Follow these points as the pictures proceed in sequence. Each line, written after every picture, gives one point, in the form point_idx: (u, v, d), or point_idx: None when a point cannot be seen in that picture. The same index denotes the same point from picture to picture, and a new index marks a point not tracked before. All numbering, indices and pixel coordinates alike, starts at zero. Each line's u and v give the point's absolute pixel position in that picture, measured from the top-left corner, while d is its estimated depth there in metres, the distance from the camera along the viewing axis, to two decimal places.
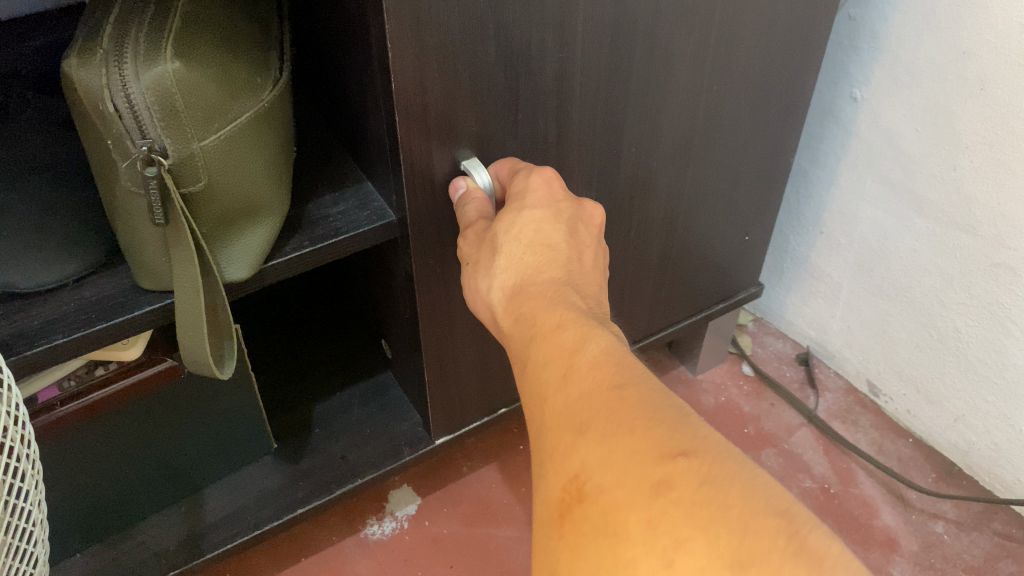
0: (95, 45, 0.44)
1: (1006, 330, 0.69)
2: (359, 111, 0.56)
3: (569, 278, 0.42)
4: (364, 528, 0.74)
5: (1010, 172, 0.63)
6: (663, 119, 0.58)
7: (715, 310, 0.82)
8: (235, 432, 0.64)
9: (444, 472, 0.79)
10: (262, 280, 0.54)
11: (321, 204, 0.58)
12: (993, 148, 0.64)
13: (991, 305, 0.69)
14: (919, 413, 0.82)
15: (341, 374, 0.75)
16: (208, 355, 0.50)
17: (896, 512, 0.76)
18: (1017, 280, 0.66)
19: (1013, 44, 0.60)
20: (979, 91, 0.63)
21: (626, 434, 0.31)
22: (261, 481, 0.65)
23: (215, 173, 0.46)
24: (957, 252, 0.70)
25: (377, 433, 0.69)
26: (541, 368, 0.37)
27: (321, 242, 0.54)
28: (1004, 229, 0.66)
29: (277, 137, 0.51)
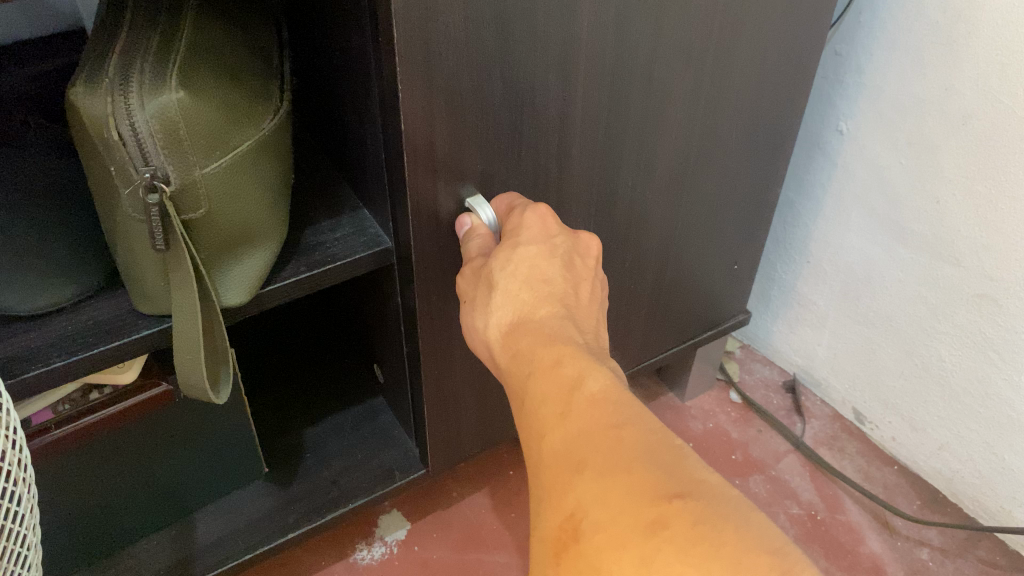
0: (101, 75, 0.45)
1: (989, 359, 0.70)
2: (357, 139, 0.57)
3: (567, 313, 0.43)
4: (353, 553, 0.74)
5: (992, 205, 0.65)
6: (660, 152, 0.59)
7: (704, 338, 0.83)
8: (228, 455, 0.64)
9: (435, 497, 0.79)
10: (258, 305, 0.54)
11: (317, 231, 0.59)
12: (975, 181, 0.66)
13: (975, 336, 0.71)
14: (903, 441, 0.83)
15: (333, 399, 0.75)
16: (203, 380, 0.51)
17: (882, 538, 0.77)
18: (999, 311, 0.68)
19: (993, 84, 0.62)
20: (962, 126, 0.65)
21: (623, 473, 0.32)
22: (253, 505, 0.65)
23: (215, 200, 0.47)
24: (941, 283, 0.72)
25: (369, 458, 0.69)
26: (539, 404, 0.37)
27: (318, 268, 0.55)
28: (987, 261, 0.67)
29: (276, 164, 0.52)
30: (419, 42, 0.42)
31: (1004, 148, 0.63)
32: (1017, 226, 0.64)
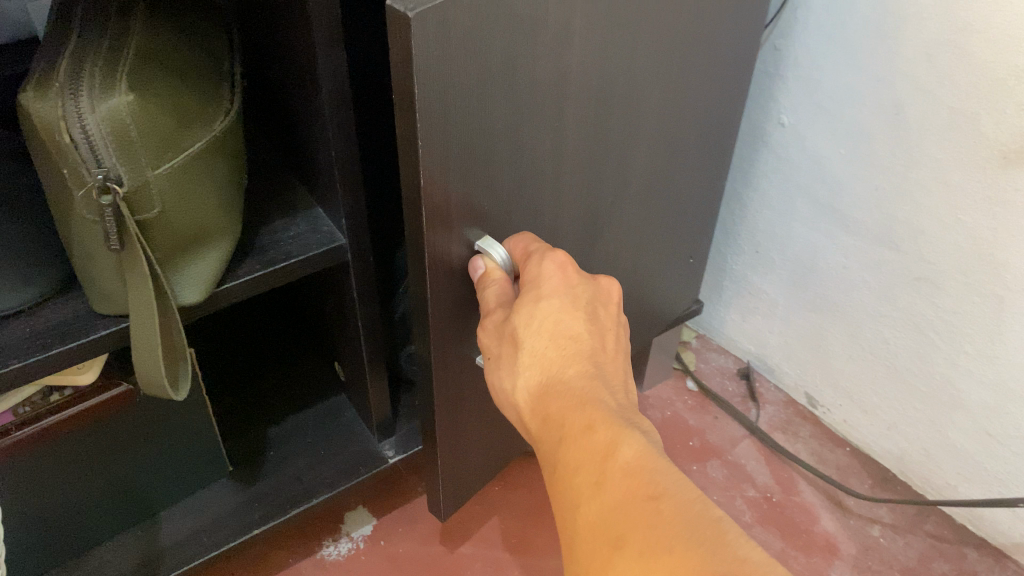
0: (50, 80, 0.44)
1: (929, 340, 0.73)
2: (308, 139, 0.57)
3: (596, 371, 0.40)
4: (319, 549, 0.74)
5: (925, 189, 0.68)
6: (633, 169, 0.58)
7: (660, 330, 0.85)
8: (191, 453, 0.63)
9: (401, 491, 0.80)
10: (215, 304, 0.54)
11: (272, 229, 0.59)
12: (910, 169, 0.68)
13: (915, 318, 0.73)
14: (854, 423, 0.85)
15: (295, 398, 0.75)
16: (163, 377, 0.50)
17: (836, 517, 0.79)
18: (938, 292, 0.70)
19: (921, 73, 0.64)
20: (896, 117, 0.67)
21: (663, 554, 0.31)
22: (217, 504, 0.65)
23: (169, 201, 0.46)
24: (882, 268, 0.74)
25: (332, 455, 0.69)
26: (572, 473, 0.36)
27: (272, 266, 0.55)
28: (923, 245, 0.70)
29: (228, 165, 0.52)
30: (440, 93, 0.37)
31: (936, 137, 0.65)
32: (949, 211, 0.67)
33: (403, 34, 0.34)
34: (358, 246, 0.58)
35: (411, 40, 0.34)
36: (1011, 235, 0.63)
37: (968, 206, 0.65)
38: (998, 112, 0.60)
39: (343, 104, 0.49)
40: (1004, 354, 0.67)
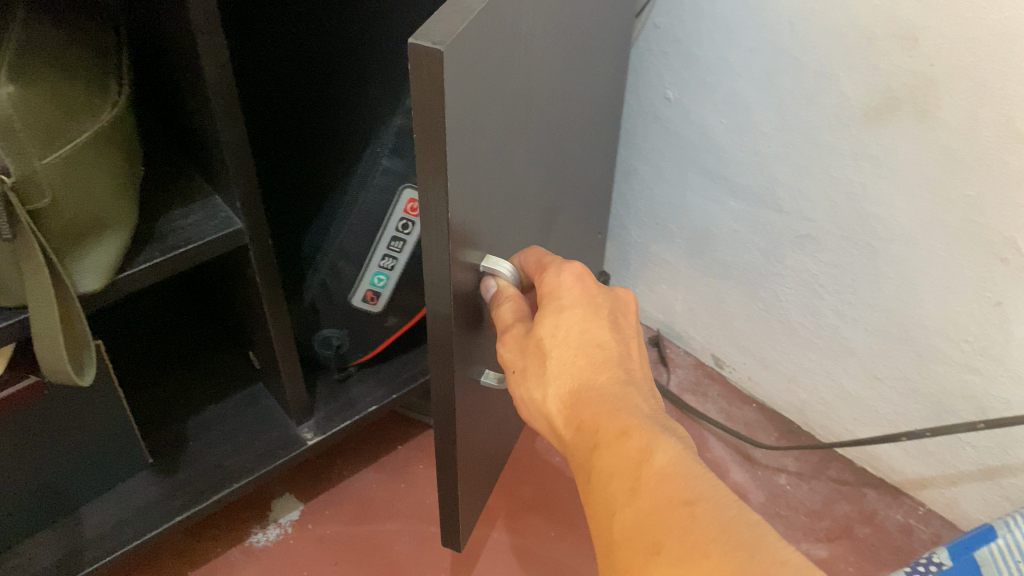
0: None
1: (818, 295, 0.73)
2: (183, 111, 0.51)
3: (627, 378, 0.41)
4: (248, 536, 0.73)
5: (801, 151, 0.66)
6: (565, 148, 0.57)
7: None
8: (108, 445, 0.60)
9: (326, 476, 0.79)
10: (113, 296, 0.47)
11: (164, 212, 0.51)
12: (784, 132, 0.66)
13: (805, 275, 0.73)
14: (758, 379, 0.89)
15: (211, 388, 0.72)
16: (66, 364, 0.44)
17: (746, 469, 0.84)
18: (820, 248, 0.70)
19: (787, 41, 0.61)
20: (768, 83, 0.65)
21: (703, 559, 0.31)
22: (137, 496, 0.62)
23: (61, 188, 0.40)
24: (768, 229, 0.73)
25: (251, 440, 0.67)
26: (606, 479, 0.36)
27: (173, 251, 0.48)
28: (803, 204, 0.68)
29: (122, 142, 0.46)
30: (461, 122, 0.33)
31: (806, 100, 0.63)
32: (823, 168, 0.65)
33: (433, 74, 0.30)
34: (257, 227, 0.50)
35: (438, 77, 0.30)
36: (880, 185, 0.61)
37: (838, 163, 0.63)
38: (857, 72, 0.58)
39: (227, 81, 0.43)
40: (883, 299, 0.67)
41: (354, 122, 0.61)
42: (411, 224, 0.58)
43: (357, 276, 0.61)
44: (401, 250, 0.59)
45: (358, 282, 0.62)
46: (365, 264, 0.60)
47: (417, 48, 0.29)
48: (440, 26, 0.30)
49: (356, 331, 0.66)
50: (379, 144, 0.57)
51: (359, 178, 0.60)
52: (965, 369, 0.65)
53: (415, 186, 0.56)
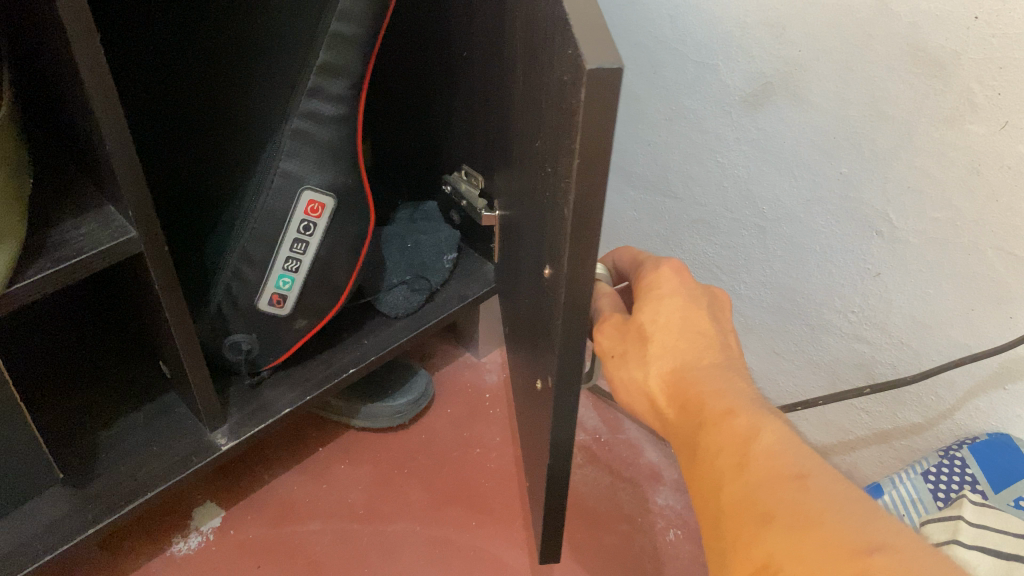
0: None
1: (715, 276, 0.76)
2: (69, 121, 0.51)
3: (728, 363, 0.44)
4: (169, 547, 0.73)
5: (687, 139, 0.69)
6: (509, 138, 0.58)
7: (478, 295, 0.83)
8: (14, 462, 0.58)
9: (245, 483, 0.79)
10: (5, 307, 0.46)
11: (56, 226, 0.50)
12: (674, 122, 0.69)
13: (701, 258, 0.76)
14: None
15: (122, 400, 0.70)
16: None
17: (659, 448, 0.84)
18: (713, 231, 0.73)
19: (667, 34, 0.65)
20: (654, 75, 0.68)
21: (817, 528, 0.34)
22: (47, 512, 0.61)
23: None
24: (664, 215, 0.76)
25: (163, 449, 0.66)
26: (713, 454, 0.40)
27: (65, 262, 0.47)
28: (694, 189, 0.72)
29: (8, 158, 0.45)
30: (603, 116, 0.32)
31: (688, 89, 0.66)
32: (710, 154, 0.68)
33: (608, 93, 0.29)
34: (152, 233, 0.50)
35: (610, 94, 0.29)
36: (764, 170, 0.65)
37: (725, 150, 0.67)
38: (733, 59, 0.62)
39: (106, 86, 0.43)
40: (774, 276, 0.70)
41: (246, 107, 0.60)
42: (311, 224, 0.61)
43: (261, 281, 0.62)
44: (304, 251, 0.62)
45: (263, 285, 0.62)
46: (270, 268, 0.62)
47: (597, 70, 0.29)
48: (597, 47, 0.30)
49: (266, 335, 0.66)
50: (274, 145, 0.58)
51: (255, 175, 0.60)
52: (854, 339, 0.68)
53: (315, 188, 0.59)
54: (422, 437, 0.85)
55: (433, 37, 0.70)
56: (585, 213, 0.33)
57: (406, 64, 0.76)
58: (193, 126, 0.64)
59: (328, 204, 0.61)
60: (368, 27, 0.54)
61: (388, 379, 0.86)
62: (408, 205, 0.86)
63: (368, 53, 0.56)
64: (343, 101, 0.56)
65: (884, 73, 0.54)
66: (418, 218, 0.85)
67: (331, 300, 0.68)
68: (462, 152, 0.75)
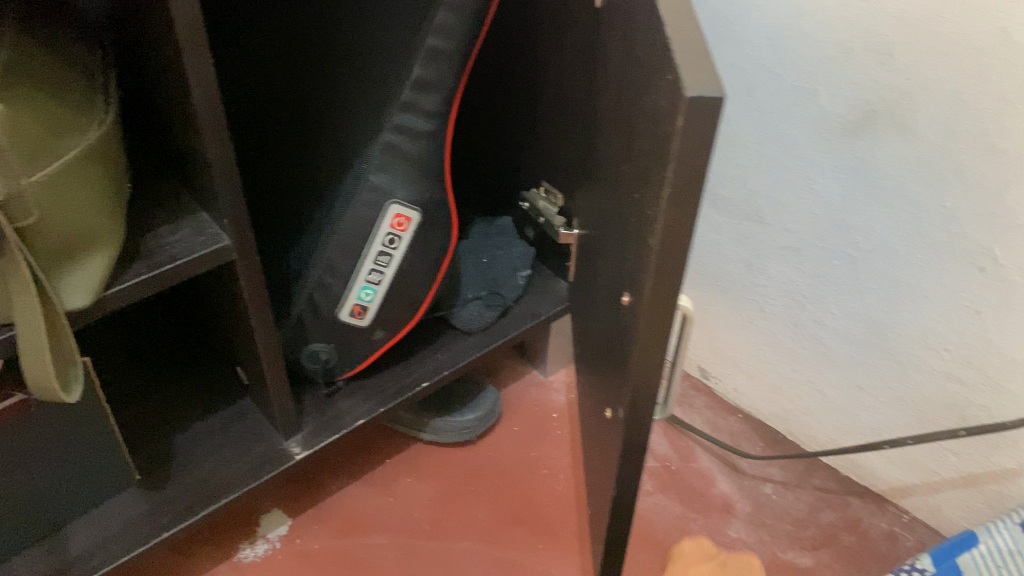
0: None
1: (800, 305, 0.73)
2: (170, 129, 0.51)
3: None
4: (235, 553, 0.73)
5: (778, 163, 0.67)
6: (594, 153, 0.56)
7: (552, 314, 0.82)
8: (94, 461, 0.59)
9: (311, 492, 0.79)
10: (100, 311, 0.47)
11: (152, 232, 0.51)
12: (765, 146, 0.68)
13: (787, 286, 0.73)
14: (744, 390, 0.87)
15: (197, 404, 0.71)
16: (52, 377, 0.43)
17: (731, 479, 0.81)
18: (801, 259, 0.70)
19: (765, 57, 0.64)
20: (748, 98, 0.67)
21: None
22: (122, 514, 0.61)
23: (47, 209, 0.41)
24: (750, 240, 0.74)
25: (236, 455, 0.66)
26: None
27: (159, 269, 0.48)
28: (783, 216, 0.69)
29: (111, 165, 0.46)
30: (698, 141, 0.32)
31: (784, 114, 0.64)
32: (801, 181, 0.66)
33: (708, 117, 0.30)
34: (245, 244, 0.50)
35: (708, 122, 0.30)
36: (859, 200, 0.63)
37: (820, 176, 0.64)
38: (834, 85, 0.59)
39: (213, 98, 0.43)
40: (864, 309, 0.68)
41: (325, 101, 0.62)
42: (397, 238, 0.61)
43: (344, 292, 0.62)
44: (387, 263, 0.62)
45: (346, 296, 0.62)
46: (353, 279, 0.62)
47: (696, 99, 0.30)
48: (699, 74, 0.30)
49: (343, 345, 0.66)
50: (364, 159, 0.58)
51: (344, 187, 0.60)
52: (945, 377, 0.65)
53: (402, 202, 0.59)
54: (488, 455, 0.84)
55: (521, 51, 0.68)
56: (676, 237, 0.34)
57: (490, 78, 0.75)
58: (274, 112, 0.65)
59: (413, 218, 0.60)
60: (462, 44, 0.54)
61: (456, 394, 0.85)
62: (483, 220, 0.86)
63: (461, 69, 0.56)
64: (434, 117, 0.57)
65: (999, 105, 0.51)
66: (492, 234, 0.84)
67: (409, 313, 0.67)
68: (543, 168, 0.74)
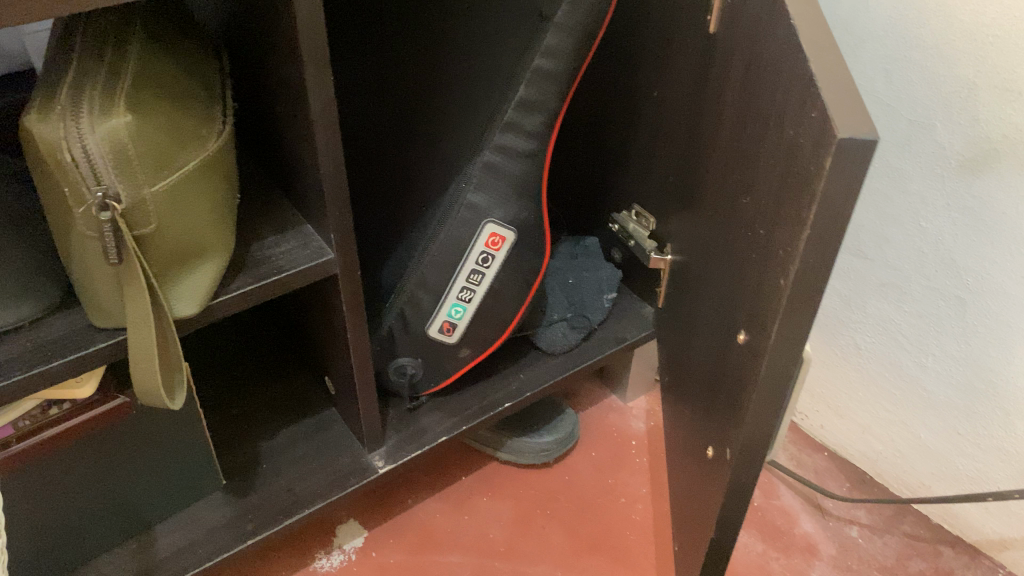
0: (54, 98, 0.40)
1: (899, 344, 0.71)
2: (280, 142, 0.53)
3: None
4: (312, 562, 0.74)
5: (885, 197, 0.65)
6: (702, 182, 0.56)
7: (637, 339, 0.80)
8: (187, 463, 0.60)
9: (387, 505, 0.80)
10: (205, 319, 0.48)
11: (260, 244, 0.52)
12: (873, 179, 0.66)
13: (886, 322, 0.71)
14: (831, 429, 0.84)
15: (284, 412, 0.72)
16: (159, 384, 0.45)
17: (815, 519, 0.78)
18: (903, 297, 0.68)
19: (879, 88, 0.62)
20: None
21: None
22: (209, 517, 0.63)
23: (166, 217, 0.42)
24: (849, 275, 0.72)
25: (320, 465, 0.67)
26: None
27: (265, 280, 0.49)
28: (887, 251, 0.67)
29: (226, 176, 0.47)
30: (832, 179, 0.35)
31: (897, 147, 0.62)
32: (911, 217, 0.64)
33: (860, 158, 0.32)
34: (349, 257, 0.51)
35: (859, 161, 0.32)
36: (971, 238, 0.60)
37: (930, 213, 0.62)
38: (953, 121, 0.58)
39: (331, 116, 0.44)
40: (969, 352, 0.65)
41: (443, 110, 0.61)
42: (490, 257, 0.61)
43: (435, 308, 0.63)
44: (479, 282, 0.62)
45: (436, 313, 0.63)
46: (444, 296, 0.62)
47: (849, 138, 0.32)
48: (850, 115, 0.32)
49: (430, 360, 0.66)
50: (463, 177, 0.59)
51: (442, 203, 0.61)
52: None
53: (497, 221, 0.60)
54: (565, 479, 0.83)
55: (622, 75, 0.68)
56: (811, 275, 0.37)
57: (590, 100, 0.75)
58: (385, 121, 0.65)
59: (508, 237, 0.61)
60: (569, 67, 0.56)
61: (536, 415, 0.85)
62: (570, 239, 0.85)
63: (564, 92, 0.57)
64: (535, 137, 0.58)
65: None
66: (579, 254, 0.83)
67: (495, 332, 0.67)
68: (635, 191, 0.73)
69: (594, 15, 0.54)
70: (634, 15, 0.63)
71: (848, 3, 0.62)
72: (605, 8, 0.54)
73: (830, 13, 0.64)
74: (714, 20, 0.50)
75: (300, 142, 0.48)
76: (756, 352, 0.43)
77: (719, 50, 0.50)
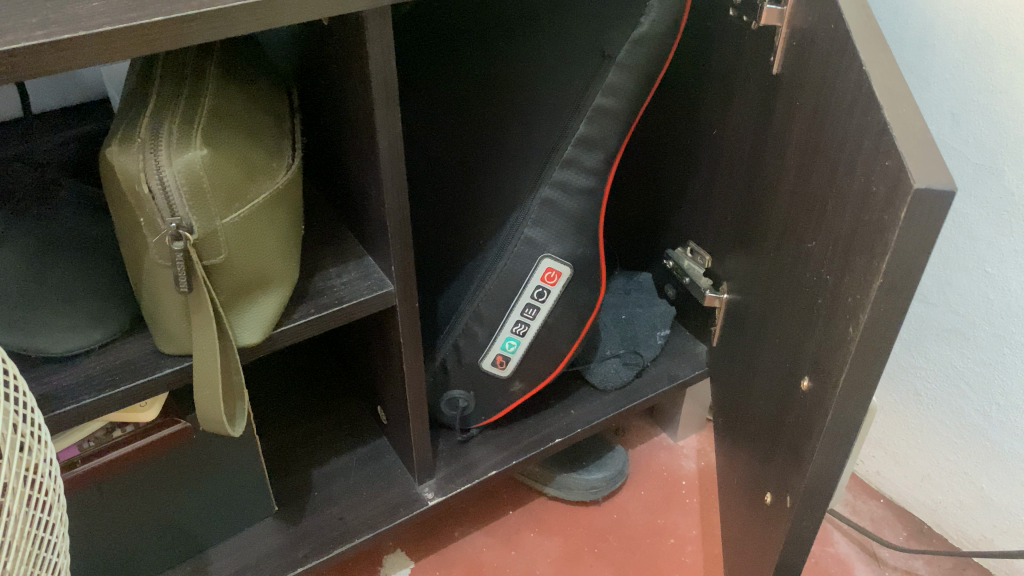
0: (134, 131, 0.42)
1: (961, 392, 0.69)
2: (346, 175, 0.54)
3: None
4: None
5: (951, 243, 0.64)
6: (763, 221, 0.55)
7: (690, 378, 0.80)
8: (241, 487, 0.61)
9: (435, 538, 0.80)
10: (268, 348, 0.49)
11: (323, 276, 0.53)
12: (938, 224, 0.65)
13: (947, 368, 0.70)
14: (889, 475, 0.82)
15: (337, 440, 0.73)
16: (221, 412, 0.46)
17: (871, 569, 0.76)
18: (968, 345, 0.66)
19: (947, 133, 0.61)
20: None
21: None
22: (262, 542, 0.63)
23: (235, 247, 0.43)
24: (910, 320, 0.71)
25: (371, 495, 0.67)
26: None
27: (327, 310, 0.50)
28: (950, 296, 0.66)
29: (293, 208, 0.48)
30: None
31: (961, 193, 0.62)
32: (978, 263, 0.63)
33: (936, 211, 0.32)
34: (408, 289, 0.52)
35: (936, 211, 0.32)
36: None
37: (998, 260, 0.61)
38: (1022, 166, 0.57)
39: (397, 151, 0.45)
40: None
41: (503, 140, 0.62)
42: (546, 292, 0.61)
43: (489, 341, 0.63)
44: (534, 316, 0.62)
45: (490, 346, 0.63)
46: (499, 330, 0.62)
47: (926, 189, 0.32)
48: (928, 165, 0.32)
49: (483, 395, 0.67)
50: (522, 213, 0.60)
51: (500, 237, 0.62)
52: None
53: (554, 256, 0.60)
54: (614, 517, 0.82)
55: (682, 114, 0.68)
56: (879, 324, 0.36)
57: (649, 137, 0.75)
58: (446, 151, 0.66)
59: (564, 273, 0.61)
60: (631, 105, 0.56)
61: (585, 451, 0.84)
62: (624, 274, 0.85)
63: (625, 129, 0.57)
64: (594, 174, 0.58)
65: None
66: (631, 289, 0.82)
67: (549, 366, 0.67)
68: (691, 228, 0.73)
69: (657, 50, 0.55)
70: (695, 55, 0.64)
71: (915, 46, 0.61)
72: (669, 44, 0.55)
73: (898, 54, 0.63)
74: (778, 62, 0.50)
75: (366, 176, 0.49)
76: (821, 398, 0.42)
77: (783, 91, 0.50)
